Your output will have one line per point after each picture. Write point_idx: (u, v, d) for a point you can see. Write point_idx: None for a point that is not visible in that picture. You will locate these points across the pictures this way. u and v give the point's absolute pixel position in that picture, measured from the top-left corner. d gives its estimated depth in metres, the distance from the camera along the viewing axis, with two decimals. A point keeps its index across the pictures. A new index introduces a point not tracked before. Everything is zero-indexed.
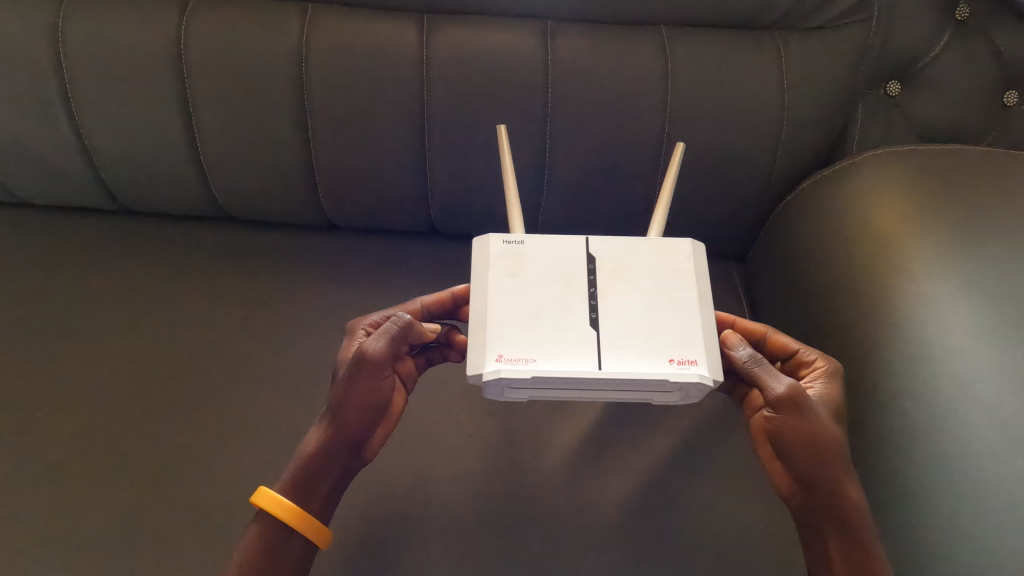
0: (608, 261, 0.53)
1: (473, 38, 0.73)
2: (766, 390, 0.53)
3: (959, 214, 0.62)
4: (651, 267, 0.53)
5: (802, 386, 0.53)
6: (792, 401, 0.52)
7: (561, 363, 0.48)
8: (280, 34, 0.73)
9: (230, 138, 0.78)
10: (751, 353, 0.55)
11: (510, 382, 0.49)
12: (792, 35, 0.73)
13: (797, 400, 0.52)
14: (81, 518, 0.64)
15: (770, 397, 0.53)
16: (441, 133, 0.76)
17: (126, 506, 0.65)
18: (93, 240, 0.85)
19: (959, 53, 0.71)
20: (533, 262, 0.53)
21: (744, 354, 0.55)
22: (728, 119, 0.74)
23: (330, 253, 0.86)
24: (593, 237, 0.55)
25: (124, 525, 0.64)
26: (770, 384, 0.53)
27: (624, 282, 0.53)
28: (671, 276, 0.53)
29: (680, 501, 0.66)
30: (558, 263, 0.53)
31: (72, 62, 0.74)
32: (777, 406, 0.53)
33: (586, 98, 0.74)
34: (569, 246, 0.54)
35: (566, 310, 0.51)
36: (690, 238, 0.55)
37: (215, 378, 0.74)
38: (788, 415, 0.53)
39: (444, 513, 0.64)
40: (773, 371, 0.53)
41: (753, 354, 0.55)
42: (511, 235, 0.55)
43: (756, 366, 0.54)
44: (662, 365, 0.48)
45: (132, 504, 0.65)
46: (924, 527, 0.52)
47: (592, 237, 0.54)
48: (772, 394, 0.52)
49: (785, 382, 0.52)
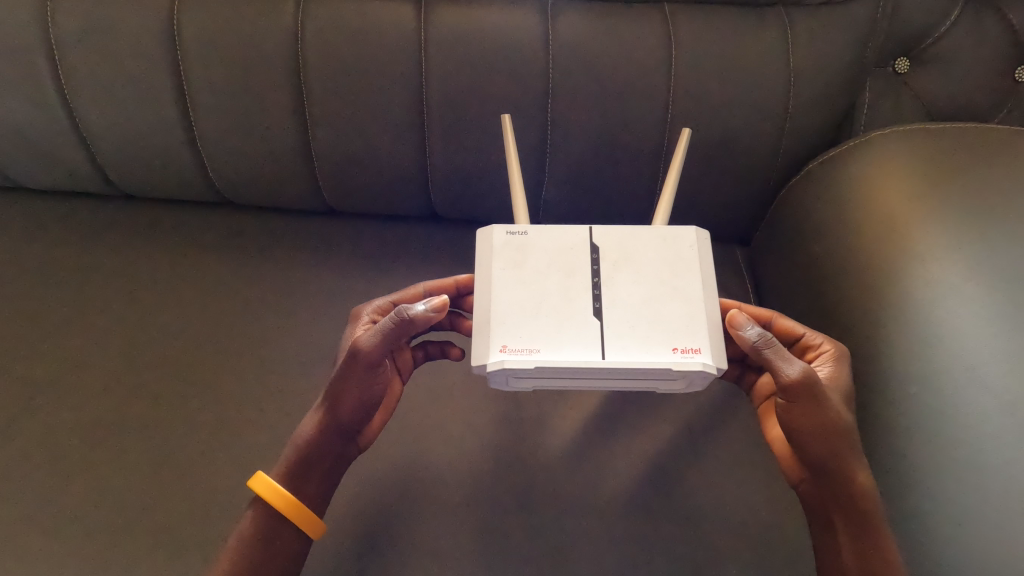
0: (613, 251, 0.53)
1: (471, 18, 0.71)
2: (778, 374, 0.51)
3: (969, 194, 0.61)
4: (655, 255, 0.53)
5: (814, 371, 0.51)
6: (805, 385, 0.50)
7: (564, 353, 0.48)
8: (274, 16, 0.71)
9: (226, 123, 0.77)
10: (760, 333, 0.51)
11: (514, 372, 0.49)
12: (799, 11, 0.71)
13: (810, 386, 0.50)
14: (83, 504, 0.65)
15: (781, 382, 0.50)
16: (441, 116, 0.75)
17: (130, 496, 0.65)
18: (92, 226, 0.85)
19: (970, 27, 0.69)
20: (535, 253, 0.53)
21: (754, 334, 0.51)
22: (732, 99, 0.73)
23: (330, 239, 0.85)
24: (598, 227, 0.54)
25: (126, 510, 0.64)
26: (782, 368, 0.50)
27: (629, 272, 0.52)
28: (676, 264, 0.52)
29: (682, 485, 0.66)
30: (561, 254, 0.53)
31: (64, 45, 0.73)
32: (789, 391, 0.51)
33: (587, 79, 0.73)
34: (572, 236, 0.53)
35: (570, 299, 0.51)
36: (694, 226, 0.54)
37: (215, 364, 0.74)
38: (800, 400, 0.51)
39: (448, 499, 0.65)
40: (784, 354, 0.51)
41: (764, 334, 0.51)
42: (515, 226, 0.54)
43: (766, 348, 0.51)
44: (666, 354, 0.48)
45: (136, 493, 0.65)
46: (927, 513, 0.53)
47: (596, 227, 0.54)
48: (783, 378, 0.50)
49: (798, 367, 0.50)
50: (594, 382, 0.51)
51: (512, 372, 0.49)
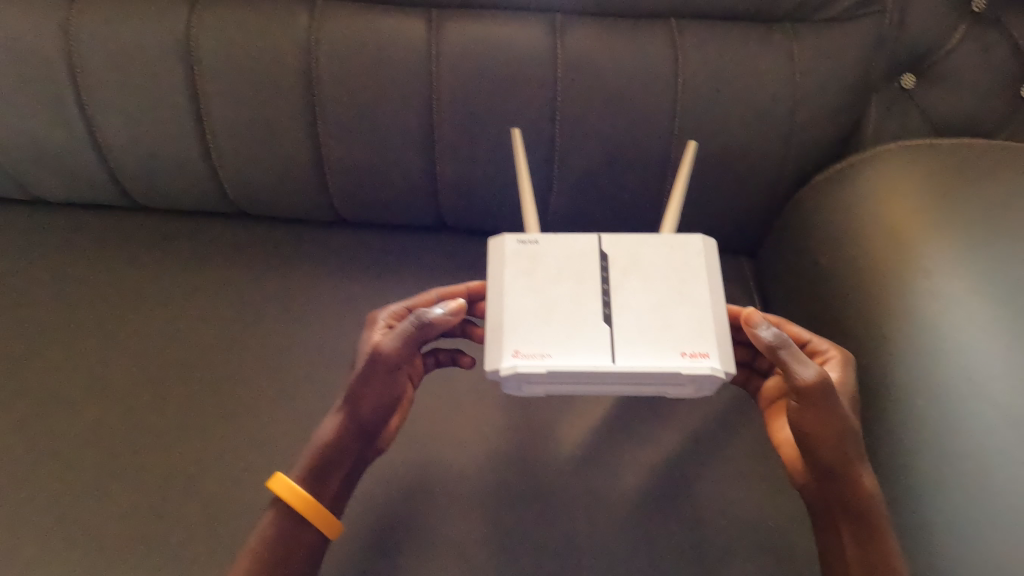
0: (620, 259, 0.53)
1: (481, 33, 0.73)
2: (792, 375, 0.50)
3: (976, 210, 0.61)
4: (662, 260, 0.53)
5: (827, 373, 0.50)
6: (820, 388, 0.50)
7: (574, 358, 0.48)
8: (290, 30, 0.73)
9: (241, 135, 0.78)
10: (774, 333, 0.50)
11: (528, 378, 0.49)
12: (804, 27, 0.72)
13: (824, 389, 0.50)
14: (93, 511, 0.65)
15: (795, 383, 0.50)
16: (450, 127, 0.77)
17: (140, 506, 0.65)
18: (107, 236, 0.86)
19: (974, 45, 0.70)
20: (545, 261, 0.53)
21: (767, 334, 0.50)
22: (737, 112, 0.74)
23: (340, 248, 0.86)
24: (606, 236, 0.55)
25: (135, 517, 0.65)
26: (797, 370, 0.50)
27: (637, 278, 0.53)
28: (682, 269, 0.53)
29: (690, 498, 0.66)
30: (570, 259, 0.53)
31: (85, 61, 0.75)
32: (802, 392, 0.51)
33: (594, 94, 0.74)
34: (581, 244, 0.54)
35: (579, 304, 0.51)
36: (701, 234, 0.55)
37: (225, 373, 0.74)
38: (813, 402, 0.51)
39: (455, 509, 0.65)
40: (799, 356, 0.50)
41: (778, 334, 0.50)
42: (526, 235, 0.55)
43: (781, 348, 0.50)
44: (674, 358, 0.48)
45: (144, 500, 0.66)
46: (937, 528, 0.52)
47: (605, 235, 0.54)
48: (798, 380, 0.50)
49: (812, 369, 0.50)
50: (603, 385, 0.51)
51: (524, 378, 0.50)
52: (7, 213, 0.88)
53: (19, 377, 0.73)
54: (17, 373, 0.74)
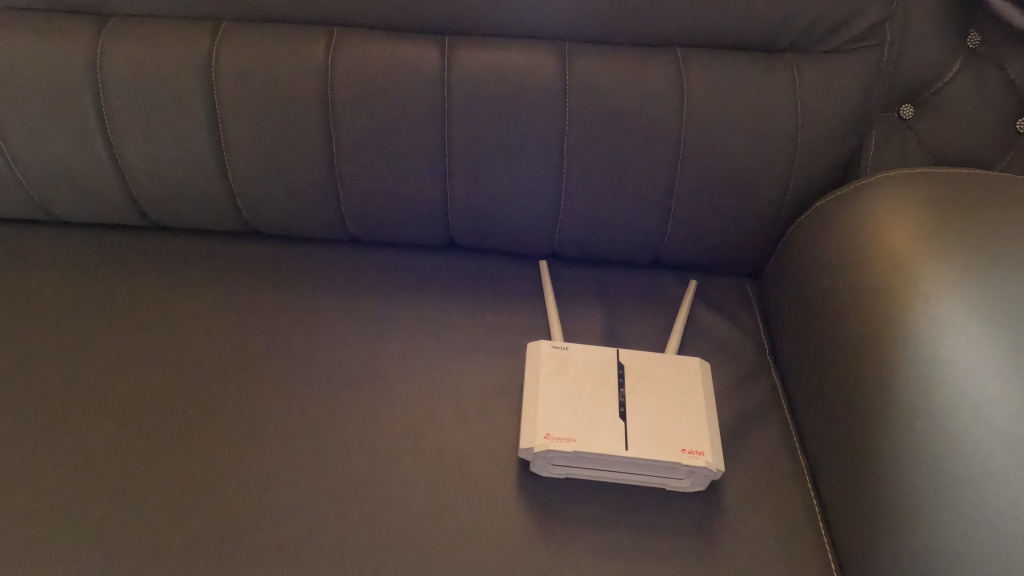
0: (635, 368, 0.75)
1: (493, 60, 0.75)
2: None
3: (973, 237, 0.62)
4: (666, 377, 0.74)
5: None
6: None
7: (596, 442, 0.66)
8: (307, 56, 0.75)
9: (257, 155, 0.80)
10: None
11: (555, 456, 0.66)
12: (805, 57, 0.74)
13: None
14: (99, 522, 0.64)
15: None
16: (462, 150, 0.79)
17: (141, 523, 0.64)
18: (127, 254, 0.88)
19: (968, 79, 0.72)
20: (577, 362, 0.75)
21: None
22: (741, 137, 0.76)
23: (352, 266, 0.89)
24: (623, 350, 0.77)
25: (139, 528, 0.64)
26: None
27: (647, 383, 0.73)
28: (684, 383, 0.74)
29: (699, 512, 0.67)
30: (593, 366, 0.75)
31: (108, 84, 0.77)
32: None
33: (603, 119, 0.76)
34: (604, 353, 0.76)
35: (601, 403, 0.70)
36: (699, 358, 0.77)
37: (237, 386, 0.75)
38: None
39: (466, 522, 0.65)
40: None
41: None
42: (555, 346, 0.75)
43: None
44: (677, 454, 0.66)
45: (152, 510, 0.65)
46: (941, 548, 0.53)
47: (623, 350, 0.77)
48: None
49: None
50: (609, 478, 0.68)
51: (553, 456, 0.67)
52: (26, 231, 0.89)
53: (33, 386, 0.73)
54: (29, 381, 0.73)
